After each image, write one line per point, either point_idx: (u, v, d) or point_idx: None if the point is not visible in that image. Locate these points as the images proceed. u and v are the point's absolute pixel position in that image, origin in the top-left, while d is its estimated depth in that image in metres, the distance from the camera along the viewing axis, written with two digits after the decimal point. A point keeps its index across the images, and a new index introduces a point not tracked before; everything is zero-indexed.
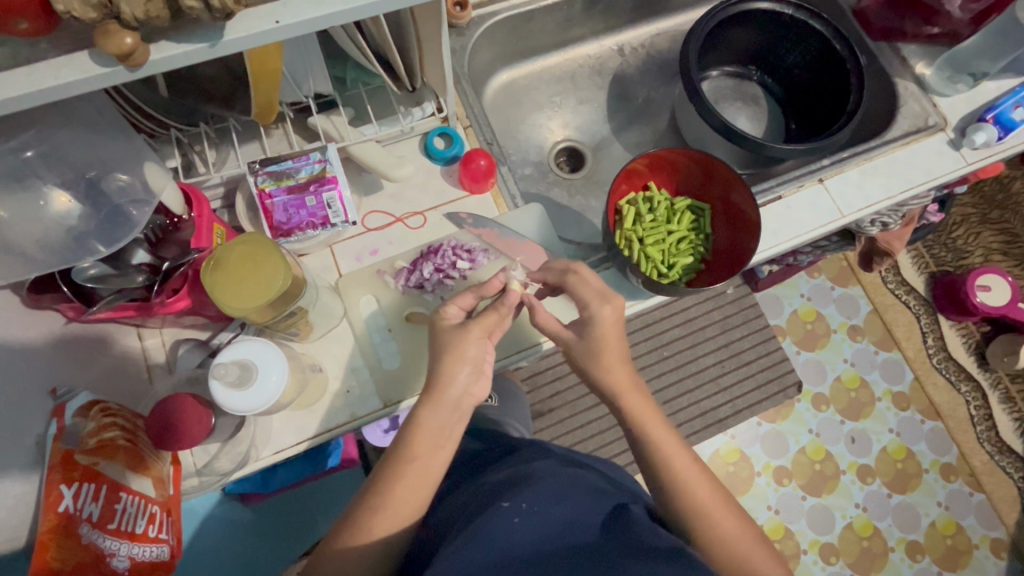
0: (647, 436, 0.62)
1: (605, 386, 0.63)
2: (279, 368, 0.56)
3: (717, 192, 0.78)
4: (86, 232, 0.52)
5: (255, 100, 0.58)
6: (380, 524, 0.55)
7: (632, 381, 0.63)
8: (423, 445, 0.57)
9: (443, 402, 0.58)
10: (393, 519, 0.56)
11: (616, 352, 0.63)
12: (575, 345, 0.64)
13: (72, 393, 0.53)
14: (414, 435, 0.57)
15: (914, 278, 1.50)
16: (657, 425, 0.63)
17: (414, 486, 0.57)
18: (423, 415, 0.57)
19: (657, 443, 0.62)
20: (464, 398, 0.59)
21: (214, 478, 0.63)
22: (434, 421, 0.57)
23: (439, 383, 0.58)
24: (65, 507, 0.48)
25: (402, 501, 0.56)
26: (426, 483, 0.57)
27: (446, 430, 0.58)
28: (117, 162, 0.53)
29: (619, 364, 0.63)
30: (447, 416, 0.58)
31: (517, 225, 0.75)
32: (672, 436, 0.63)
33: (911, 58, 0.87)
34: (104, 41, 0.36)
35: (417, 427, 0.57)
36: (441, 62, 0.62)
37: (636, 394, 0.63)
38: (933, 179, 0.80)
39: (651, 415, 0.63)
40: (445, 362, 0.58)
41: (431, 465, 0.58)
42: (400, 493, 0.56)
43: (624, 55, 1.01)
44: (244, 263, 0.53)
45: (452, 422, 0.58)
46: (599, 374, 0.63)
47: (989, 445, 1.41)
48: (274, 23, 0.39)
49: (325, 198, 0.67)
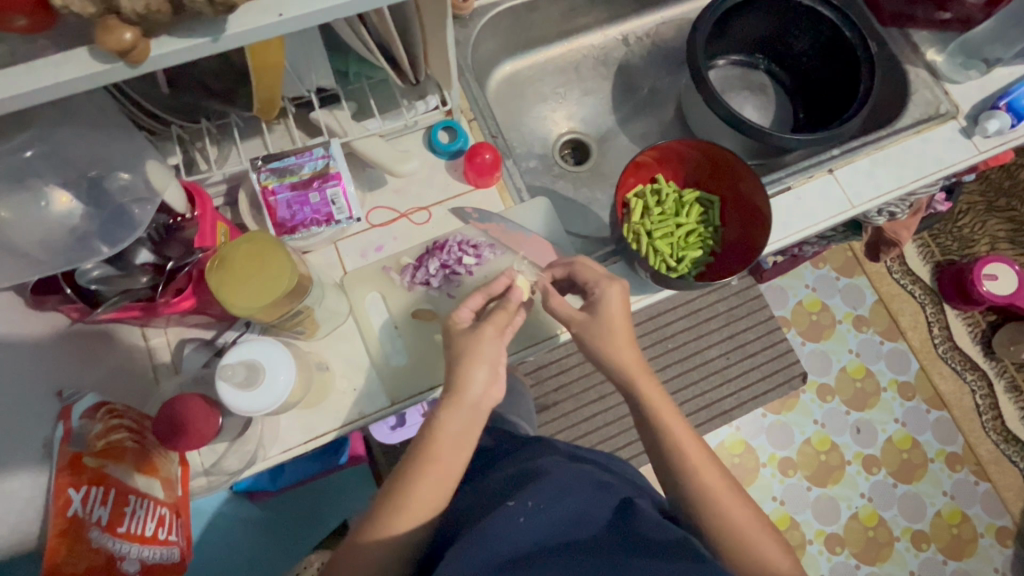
0: (660, 423, 0.61)
1: (621, 371, 0.62)
2: (286, 376, 0.55)
3: (726, 183, 0.77)
4: (89, 232, 0.51)
5: (256, 94, 0.57)
6: (401, 521, 0.55)
7: (644, 366, 0.62)
8: (446, 448, 0.57)
9: (465, 405, 0.57)
10: (416, 518, 0.55)
11: (627, 338, 0.62)
12: (584, 336, 0.62)
13: (79, 395, 0.52)
14: (435, 436, 0.57)
15: (919, 267, 1.49)
16: (668, 413, 0.61)
17: (436, 483, 0.56)
18: (444, 418, 0.57)
19: (669, 430, 0.61)
20: (483, 399, 0.58)
21: (222, 477, 0.63)
22: (457, 422, 0.57)
23: (457, 387, 0.57)
24: (74, 511, 0.47)
25: (422, 501, 0.55)
26: (444, 483, 0.57)
27: (467, 433, 0.57)
28: (118, 161, 0.53)
29: (627, 350, 0.62)
30: (456, 413, 0.57)
31: (523, 219, 0.74)
32: (684, 424, 0.61)
33: (922, 45, 0.85)
34: (104, 37, 0.34)
35: (438, 430, 0.57)
36: (447, 53, 0.60)
37: (650, 380, 0.62)
38: (944, 168, 0.79)
39: (664, 403, 0.61)
40: (462, 363, 0.58)
41: (452, 465, 0.57)
42: (420, 493, 0.56)
43: (629, 44, 1.00)
44: (250, 261, 0.52)
45: (475, 424, 0.58)
46: (612, 357, 0.61)
47: (995, 434, 1.41)
48: (277, 16, 0.38)
49: (329, 194, 0.66)
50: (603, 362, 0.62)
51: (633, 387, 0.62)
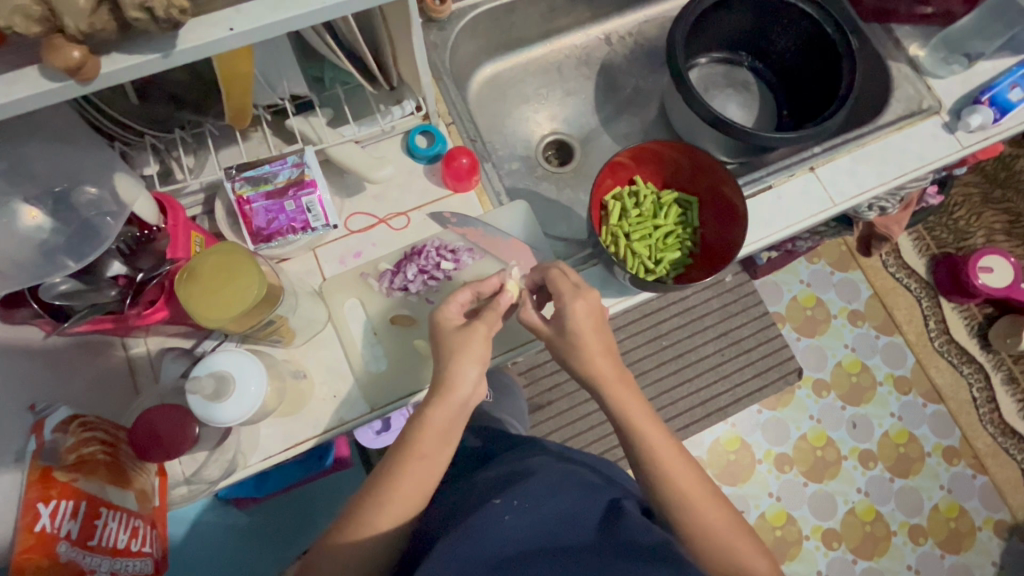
0: (635, 428, 0.61)
1: (593, 380, 0.62)
2: (255, 396, 0.55)
3: (704, 183, 0.76)
4: (56, 247, 0.51)
5: (227, 104, 0.57)
6: (383, 519, 0.55)
7: (619, 373, 0.62)
8: (432, 442, 0.57)
9: (452, 403, 0.57)
10: (396, 514, 0.56)
11: (603, 344, 0.62)
12: (556, 338, 0.62)
13: (52, 408, 0.53)
14: (420, 433, 0.57)
15: (914, 261, 1.48)
16: (645, 419, 0.61)
17: (420, 479, 0.57)
18: (431, 415, 0.57)
19: (643, 436, 0.60)
20: (471, 398, 0.58)
21: (203, 486, 0.63)
22: (445, 418, 0.57)
23: (444, 387, 0.57)
24: (43, 526, 0.47)
25: (408, 496, 0.56)
26: (424, 483, 0.57)
27: (452, 427, 0.58)
28: (86, 174, 0.53)
29: (603, 354, 0.61)
30: (430, 417, 0.57)
31: (502, 222, 0.74)
32: (660, 429, 0.61)
33: (904, 40, 0.85)
34: (50, 56, 0.34)
35: (426, 426, 0.57)
36: (416, 58, 0.60)
37: (620, 387, 0.61)
38: (928, 163, 0.78)
39: (638, 408, 0.61)
40: (448, 364, 0.58)
41: (436, 462, 0.57)
42: (403, 487, 0.56)
43: (611, 43, 0.99)
44: (221, 272, 0.53)
45: (461, 419, 0.58)
46: (583, 366, 0.61)
47: (992, 427, 1.40)
48: (228, 30, 0.38)
49: (304, 202, 0.66)
50: (571, 370, 0.63)
51: (604, 395, 0.62)
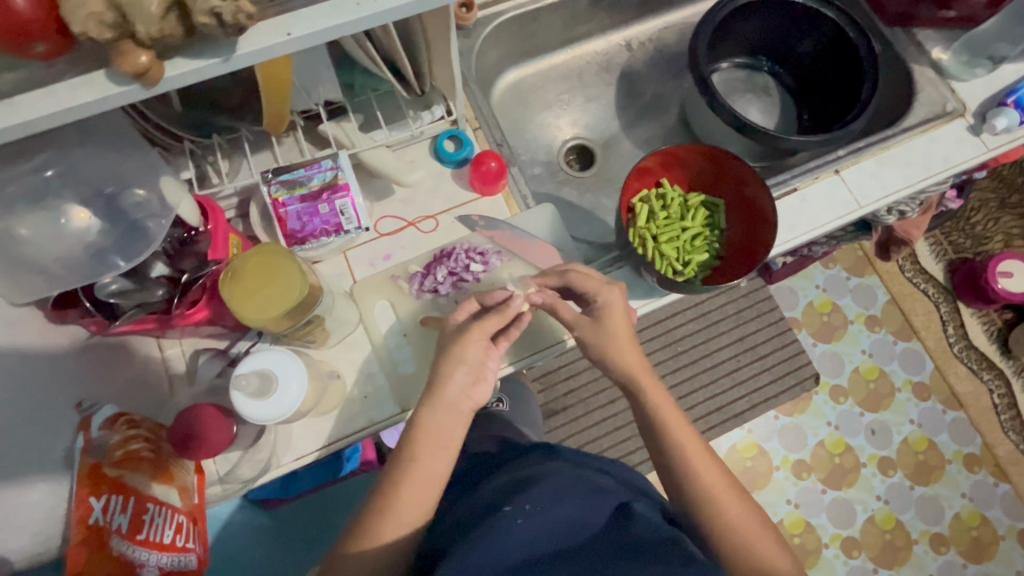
0: (660, 425, 0.61)
1: (623, 375, 0.63)
2: (276, 420, 0.56)
3: (730, 187, 0.78)
4: (106, 247, 0.53)
5: (266, 109, 0.58)
6: (391, 526, 0.55)
7: (644, 367, 0.63)
8: (428, 448, 0.57)
9: (443, 403, 0.59)
10: (402, 522, 0.56)
11: (627, 340, 0.63)
12: (588, 334, 0.63)
13: (97, 406, 0.53)
14: (416, 437, 0.58)
15: (932, 266, 1.48)
16: (669, 413, 0.62)
17: (421, 484, 0.57)
18: (428, 418, 0.58)
19: (664, 430, 0.61)
20: (462, 400, 0.60)
21: (236, 485, 0.64)
22: (437, 424, 0.58)
23: (436, 384, 0.59)
24: (95, 520, 0.49)
25: (412, 503, 0.56)
26: (435, 483, 0.58)
27: (450, 433, 0.58)
28: (132, 178, 0.55)
29: (628, 349, 0.63)
30: (437, 420, 0.58)
31: (529, 225, 0.75)
32: (685, 425, 0.62)
33: (926, 44, 0.86)
34: (120, 62, 0.36)
35: (422, 432, 0.58)
36: (451, 64, 0.62)
37: (653, 383, 0.62)
38: (952, 166, 0.78)
39: (665, 404, 0.62)
40: (444, 365, 0.60)
41: (437, 466, 0.58)
42: (407, 497, 0.56)
43: (632, 50, 1.00)
44: (260, 271, 0.54)
45: (454, 424, 0.59)
46: (614, 360, 0.62)
47: (1014, 435, 1.39)
48: (286, 35, 0.39)
49: (337, 205, 0.67)
50: (598, 363, 0.64)
51: (639, 390, 0.63)
